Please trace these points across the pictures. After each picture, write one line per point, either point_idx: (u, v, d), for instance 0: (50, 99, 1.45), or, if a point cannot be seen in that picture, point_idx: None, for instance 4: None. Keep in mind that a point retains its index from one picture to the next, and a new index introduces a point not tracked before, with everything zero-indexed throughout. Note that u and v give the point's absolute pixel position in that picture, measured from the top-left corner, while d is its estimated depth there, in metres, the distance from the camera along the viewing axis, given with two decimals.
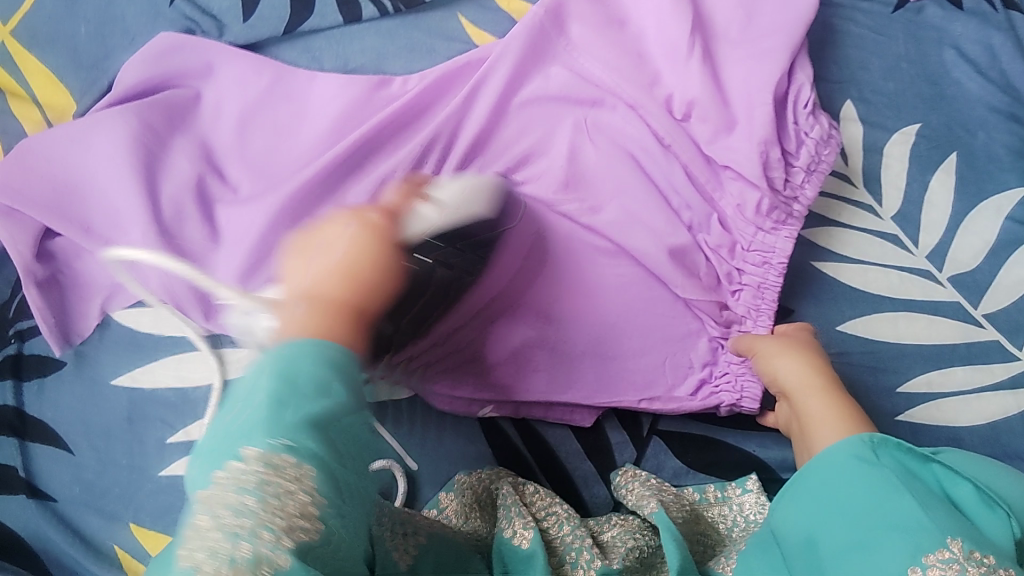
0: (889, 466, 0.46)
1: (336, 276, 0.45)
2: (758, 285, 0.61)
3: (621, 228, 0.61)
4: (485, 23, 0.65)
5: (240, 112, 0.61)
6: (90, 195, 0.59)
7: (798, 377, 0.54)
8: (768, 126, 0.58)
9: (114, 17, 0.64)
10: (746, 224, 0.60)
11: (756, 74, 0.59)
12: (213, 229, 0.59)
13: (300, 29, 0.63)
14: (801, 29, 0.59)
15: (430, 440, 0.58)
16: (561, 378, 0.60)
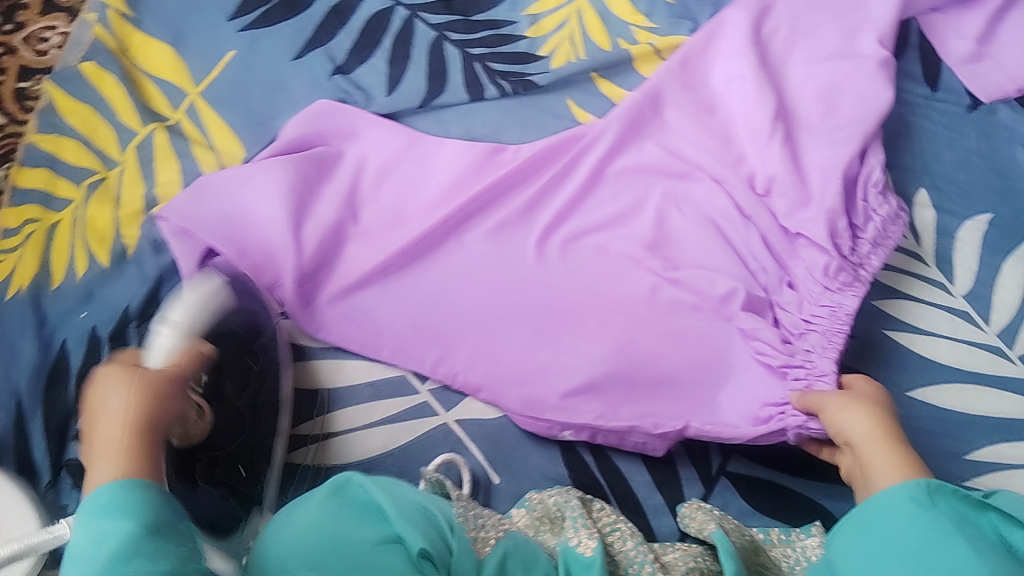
0: (944, 512, 0.48)
1: (122, 431, 0.48)
2: (823, 338, 0.61)
3: (701, 280, 0.65)
4: (590, 105, 0.75)
5: (376, 167, 0.71)
6: (246, 224, 0.67)
7: (864, 430, 0.54)
8: (835, 199, 0.64)
9: (282, 85, 0.75)
10: (815, 286, 0.63)
11: (833, 157, 0.66)
12: (342, 258, 0.67)
13: (433, 102, 0.75)
14: (875, 122, 0.67)
15: (513, 458, 0.62)
16: (638, 409, 0.62)
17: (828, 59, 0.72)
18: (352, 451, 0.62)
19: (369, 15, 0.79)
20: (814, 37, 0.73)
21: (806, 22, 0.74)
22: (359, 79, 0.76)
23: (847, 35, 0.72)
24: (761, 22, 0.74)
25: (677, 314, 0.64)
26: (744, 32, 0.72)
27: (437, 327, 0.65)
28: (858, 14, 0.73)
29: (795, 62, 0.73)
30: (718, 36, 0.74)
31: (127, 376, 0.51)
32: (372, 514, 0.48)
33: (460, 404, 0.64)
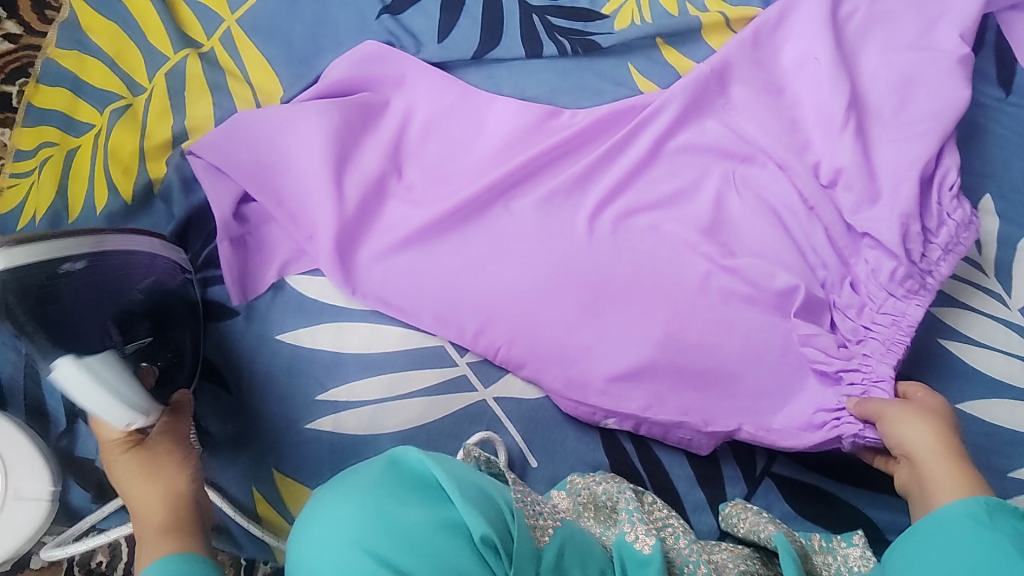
0: (1004, 530, 0.47)
1: (161, 511, 0.50)
2: (882, 345, 0.60)
3: (758, 272, 0.62)
4: (653, 74, 0.71)
5: (426, 122, 0.66)
6: (284, 172, 0.62)
7: (926, 443, 0.54)
8: (912, 200, 0.61)
9: (327, 22, 0.70)
10: (879, 289, 0.61)
11: (907, 155, 0.63)
12: (382, 213, 0.63)
13: (487, 57, 0.70)
14: (951, 122, 0.64)
15: (554, 441, 0.60)
16: (686, 403, 0.59)
17: (907, 50, 0.68)
18: (387, 420, 0.59)
19: None
20: (895, 25, 0.69)
21: (887, 9, 0.70)
22: (409, 23, 0.71)
23: (928, 26, 0.69)
24: (838, 5, 0.70)
25: (734, 308, 0.61)
26: (822, 13, 0.68)
27: (480, 296, 0.60)
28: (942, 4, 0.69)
29: (871, 51, 0.69)
30: (792, 15, 0.70)
31: (140, 462, 0.52)
32: (428, 491, 0.46)
33: (500, 380, 0.61)
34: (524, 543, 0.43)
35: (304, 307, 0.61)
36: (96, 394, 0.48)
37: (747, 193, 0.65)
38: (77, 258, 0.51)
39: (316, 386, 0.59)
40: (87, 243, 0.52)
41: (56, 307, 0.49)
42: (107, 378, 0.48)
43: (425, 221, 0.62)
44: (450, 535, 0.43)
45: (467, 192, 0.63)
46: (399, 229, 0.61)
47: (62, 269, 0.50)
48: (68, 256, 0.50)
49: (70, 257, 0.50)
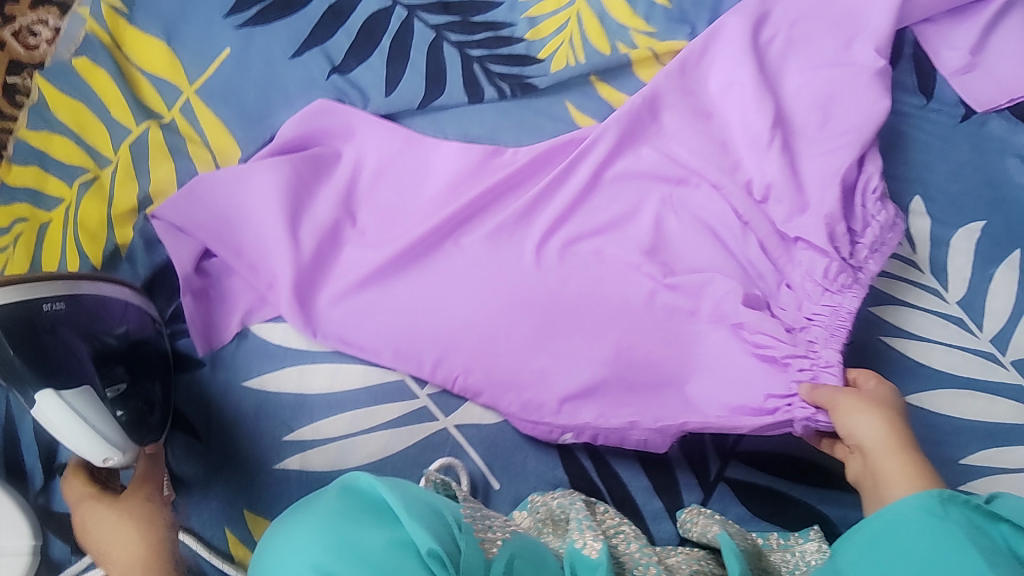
0: (957, 521, 0.49)
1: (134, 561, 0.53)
2: (825, 331, 0.62)
3: (698, 283, 0.64)
4: (589, 109, 0.76)
5: (376, 170, 0.70)
6: (243, 227, 0.66)
7: (877, 434, 0.55)
8: (836, 203, 0.65)
9: (277, 85, 0.75)
10: (814, 287, 0.64)
11: (830, 165, 0.67)
12: (338, 259, 0.66)
13: (432, 104, 0.75)
14: (870, 131, 0.68)
15: (514, 463, 0.62)
16: (637, 405, 0.62)
17: (827, 68, 0.72)
18: (353, 455, 0.61)
19: (368, 15, 0.78)
20: (813, 44, 0.73)
21: (805, 31, 0.74)
22: (357, 79, 0.75)
23: (846, 44, 0.73)
24: (759, 30, 0.74)
25: (678, 319, 0.64)
26: (743, 39, 0.73)
27: (434, 329, 0.63)
28: (857, 20, 0.73)
29: (793, 71, 0.73)
30: (717, 43, 0.74)
31: (109, 514, 0.54)
32: (383, 514, 0.47)
33: (460, 409, 0.63)
34: (473, 557, 0.45)
35: (268, 352, 0.64)
36: (78, 431, 0.51)
37: (683, 214, 0.69)
38: (56, 299, 0.53)
39: (282, 428, 0.61)
40: (60, 286, 0.54)
41: (37, 343, 0.51)
42: (90, 417, 0.51)
43: (379, 263, 0.65)
44: (401, 553, 0.44)
45: (418, 232, 0.66)
46: (353, 275, 0.65)
47: (44, 308, 0.52)
48: (45, 296, 0.52)
49: (48, 298, 0.52)
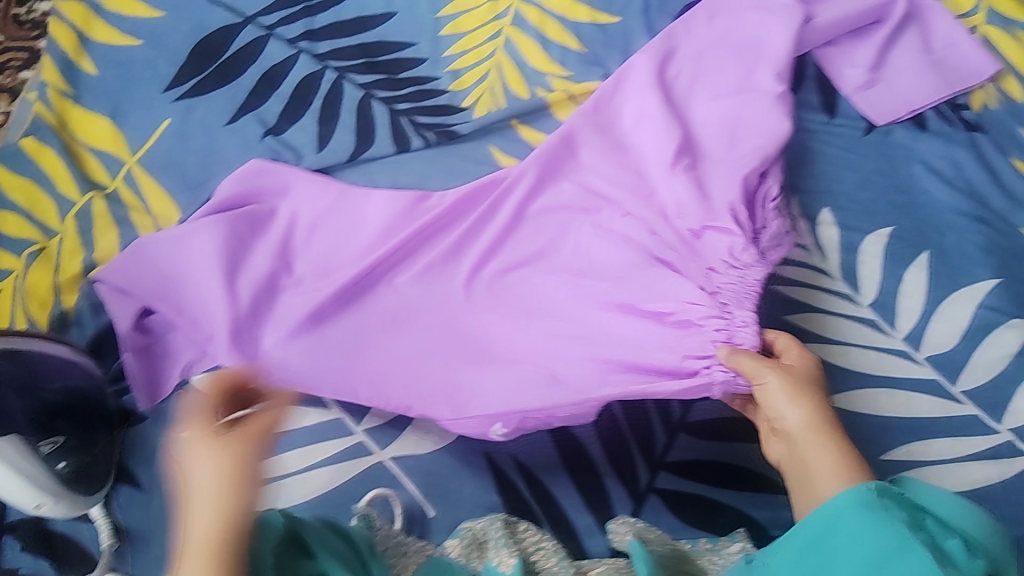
0: (898, 517, 0.46)
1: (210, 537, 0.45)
2: (736, 294, 0.65)
3: (616, 286, 0.68)
4: (511, 150, 0.80)
5: (310, 221, 0.74)
6: (185, 284, 0.69)
7: (790, 411, 0.56)
8: (736, 192, 0.70)
9: (215, 150, 0.79)
10: (722, 262, 0.67)
11: (733, 176, 0.71)
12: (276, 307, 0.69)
13: (361, 157, 0.79)
14: (773, 143, 0.73)
15: (448, 492, 0.63)
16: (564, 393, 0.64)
17: (731, 96, 0.77)
18: (290, 495, 0.63)
19: (299, 79, 0.83)
20: (717, 75, 0.78)
21: (707, 64, 0.79)
22: (289, 138, 0.80)
23: (748, 73, 0.77)
24: (667, 66, 0.79)
25: (603, 328, 0.67)
26: (650, 76, 0.77)
27: (369, 365, 0.66)
28: (758, 52, 0.79)
29: (701, 100, 0.77)
30: (628, 80, 0.79)
31: (215, 448, 0.47)
32: None
33: (396, 442, 0.65)
34: None
35: None
36: (15, 482, 0.57)
37: (603, 232, 0.72)
38: None
39: None
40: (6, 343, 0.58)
41: None
42: (20, 465, 0.57)
43: (315, 307, 0.67)
44: None
45: (351, 275, 0.69)
46: (291, 320, 0.67)
47: None
48: None
49: None
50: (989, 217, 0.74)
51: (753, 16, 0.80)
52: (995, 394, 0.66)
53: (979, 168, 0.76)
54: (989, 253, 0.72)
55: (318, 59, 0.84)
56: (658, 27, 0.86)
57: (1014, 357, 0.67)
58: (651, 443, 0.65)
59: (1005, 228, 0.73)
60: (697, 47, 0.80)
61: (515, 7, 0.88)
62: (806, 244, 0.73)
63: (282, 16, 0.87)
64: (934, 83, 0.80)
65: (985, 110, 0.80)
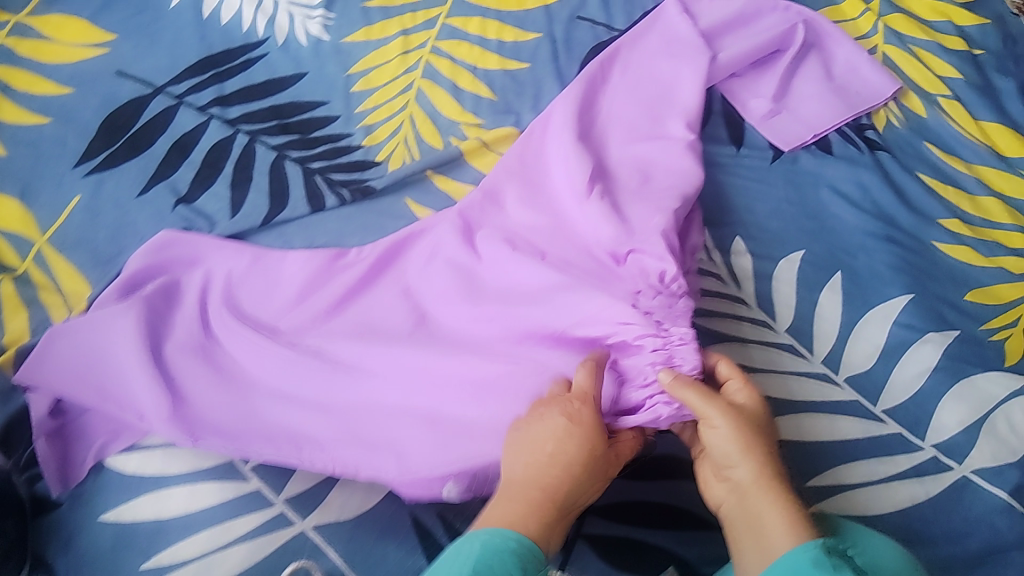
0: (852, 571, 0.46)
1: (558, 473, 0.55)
2: (667, 311, 0.64)
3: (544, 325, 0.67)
4: (428, 202, 0.80)
5: (236, 290, 0.73)
6: (106, 366, 0.68)
7: (732, 453, 0.55)
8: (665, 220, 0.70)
9: (127, 224, 0.78)
10: (650, 287, 0.66)
11: (654, 208, 0.71)
12: (199, 378, 0.68)
13: (276, 219, 0.78)
14: (691, 177, 0.74)
15: (373, 557, 0.62)
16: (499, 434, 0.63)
17: (645, 140, 0.77)
18: (211, 573, 0.61)
19: (211, 145, 0.83)
20: (629, 118, 0.79)
21: (619, 107, 0.80)
22: (202, 207, 0.79)
23: (659, 120, 0.79)
24: (590, 109, 0.79)
25: (534, 366, 0.66)
26: (569, 115, 0.78)
27: (294, 430, 0.66)
28: (667, 97, 0.80)
29: (619, 141, 0.78)
30: (548, 122, 0.79)
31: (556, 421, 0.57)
32: None
33: (316, 510, 0.64)
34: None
35: (124, 484, 0.65)
36: None
37: (524, 265, 0.70)
38: None
39: (141, 556, 0.62)
40: None
41: None
42: None
43: (239, 380, 0.69)
44: None
45: (272, 342, 0.69)
46: (212, 391, 0.68)
47: None
48: None
49: None
50: (897, 236, 0.75)
51: (664, 64, 0.82)
52: (916, 411, 0.67)
53: (885, 188, 0.78)
54: (899, 270, 0.73)
55: (230, 125, 0.85)
56: (567, 72, 0.88)
57: (932, 372, 0.68)
58: None
59: (914, 244, 0.75)
60: (613, 90, 0.81)
61: (425, 60, 0.89)
62: (721, 274, 0.74)
63: (193, 84, 0.87)
64: (836, 107, 0.82)
65: (889, 129, 0.82)
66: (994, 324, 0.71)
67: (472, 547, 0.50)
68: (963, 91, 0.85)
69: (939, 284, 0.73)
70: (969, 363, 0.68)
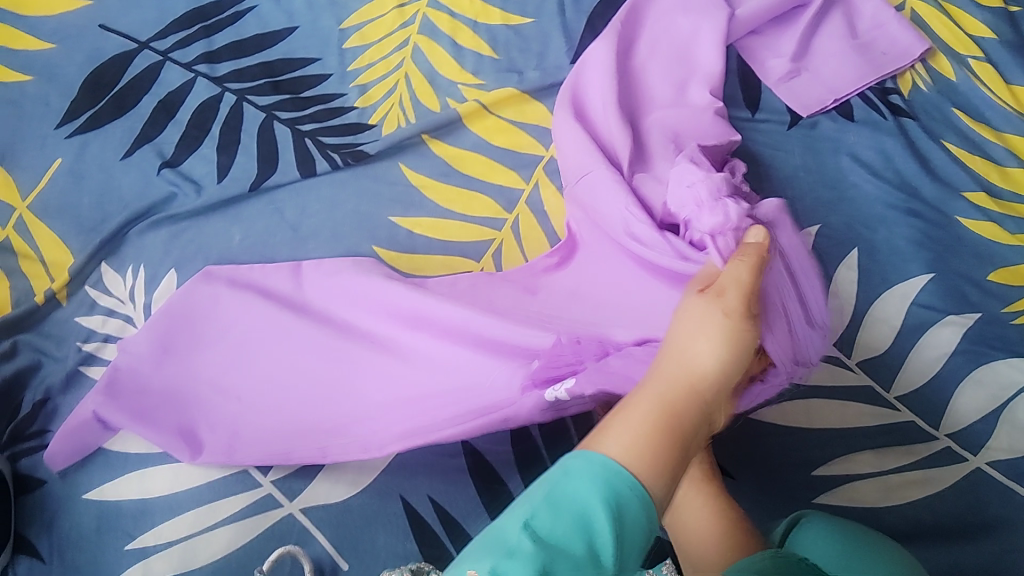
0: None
1: (687, 378, 0.48)
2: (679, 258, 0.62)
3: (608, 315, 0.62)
4: (424, 168, 0.76)
5: (274, 285, 0.69)
6: (130, 376, 0.65)
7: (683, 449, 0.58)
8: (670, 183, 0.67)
9: (112, 188, 0.75)
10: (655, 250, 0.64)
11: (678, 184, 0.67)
12: (219, 386, 0.65)
13: (265, 184, 0.75)
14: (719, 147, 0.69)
15: (362, 539, 0.60)
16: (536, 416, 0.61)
17: (667, 109, 0.72)
18: (196, 556, 0.59)
19: (197, 105, 0.79)
20: (654, 86, 0.73)
21: (640, 72, 0.74)
22: (189, 170, 0.76)
23: (680, 88, 0.73)
24: (622, 79, 0.73)
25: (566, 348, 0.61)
26: (604, 81, 0.71)
27: (318, 425, 0.62)
28: (687, 62, 0.75)
29: (658, 111, 0.71)
30: (589, 89, 0.72)
31: (701, 309, 0.50)
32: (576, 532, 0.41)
33: (305, 492, 0.62)
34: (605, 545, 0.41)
35: (109, 462, 0.63)
36: None
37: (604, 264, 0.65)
38: None
39: (124, 538, 0.60)
40: None
41: None
42: None
43: (273, 378, 0.64)
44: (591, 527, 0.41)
45: (312, 343, 0.66)
46: (237, 395, 0.64)
47: None
48: None
49: None
50: (920, 209, 0.71)
51: (680, 17, 0.76)
52: (932, 397, 0.63)
53: (908, 156, 0.73)
54: (920, 246, 0.69)
55: (218, 83, 0.80)
56: (574, 27, 0.83)
57: (951, 356, 0.65)
58: None
59: (936, 217, 0.70)
60: (642, 60, 0.74)
61: (423, 13, 0.84)
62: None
63: (180, 39, 0.83)
64: (860, 69, 0.76)
65: (915, 92, 0.77)
66: (1020, 305, 0.66)
67: (584, 468, 0.42)
68: (998, 51, 0.79)
69: (963, 260, 0.68)
70: (990, 346, 0.65)
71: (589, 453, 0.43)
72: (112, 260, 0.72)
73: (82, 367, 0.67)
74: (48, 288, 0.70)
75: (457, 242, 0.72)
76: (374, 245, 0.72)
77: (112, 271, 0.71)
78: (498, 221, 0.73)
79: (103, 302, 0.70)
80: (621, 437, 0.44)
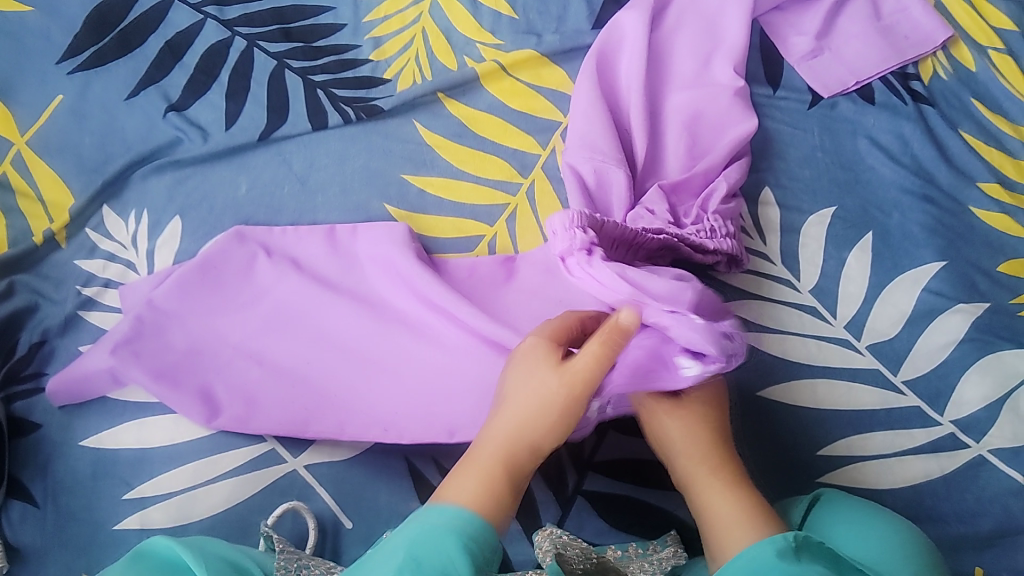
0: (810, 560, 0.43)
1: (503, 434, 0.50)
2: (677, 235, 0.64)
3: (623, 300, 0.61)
4: (438, 127, 0.74)
5: (307, 252, 0.66)
6: (150, 333, 0.62)
7: (680, 449, 0.55)
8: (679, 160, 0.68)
9: (115, 129, 0.73)
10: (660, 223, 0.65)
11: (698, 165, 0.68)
12: (238, 348, 0.63)
13: (274, 135, 0.73)
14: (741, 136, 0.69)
15: (365, 498, 0.60)
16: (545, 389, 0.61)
17: (692, 88, 0.71)
18: (196, 507, 0.59)
19: (205, 49, 0.77)
20: (679, 59, 0.72)
21: (667, 42, 0.73)
22: (195, 115, 0.74)
23: (704, 63, 0.72)
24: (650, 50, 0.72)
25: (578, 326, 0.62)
26: (637, 59, 0.70)
27: (341, 402, 0.61)
28: (713, 34, 0.73)
29: (679, 90, 0.71)
30: (618, 62, 0.72)
31: (546, 372, 0.52)
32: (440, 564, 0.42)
33: (309, 449, 0.61)
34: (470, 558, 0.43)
35: (106, 409, 0.62)
36: None
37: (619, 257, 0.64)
38: None
39: (121, 487, 0.59)
40: None
41: None
42: None
43: (299, 349, 0.62)
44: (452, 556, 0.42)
45: (346, 317, 0.63)
46: (260, 361, 0.62)
47: None
48: None
49: None
50: (936, 196, 0.70)
51: None
52: (938, 383, 0.64)
53: (926, 143, 0.72)
54: (934, 233, 0.69)
55: (227, 27, 0.78)
56: None
57: (959, 344, 0.65)
58: (582, 445, 0.61)
59: (950, 205, 0.70)
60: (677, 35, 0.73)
61: None
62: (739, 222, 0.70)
63: None
64: (882, 52, 0.76)
65: (936, 79, 0.76)
66: None
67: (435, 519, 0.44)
68: (1019, 42, 0.78)
69: (974, 249, 0.68)
70: (998, 336, 0.65)
71: (442, 511, 0.45)
72: (114, 204, 0.70)
73: (80, 311, 0.65)
74: (47, 229, 0.68)
75: (469, 205, 0.71)
76: (385, 204, 0.71)
77: (114, 214, 0.69)
78: (512, 185, 0.72)
79: (105, 246, 0.68)
80: (463, 486, 0.47)
